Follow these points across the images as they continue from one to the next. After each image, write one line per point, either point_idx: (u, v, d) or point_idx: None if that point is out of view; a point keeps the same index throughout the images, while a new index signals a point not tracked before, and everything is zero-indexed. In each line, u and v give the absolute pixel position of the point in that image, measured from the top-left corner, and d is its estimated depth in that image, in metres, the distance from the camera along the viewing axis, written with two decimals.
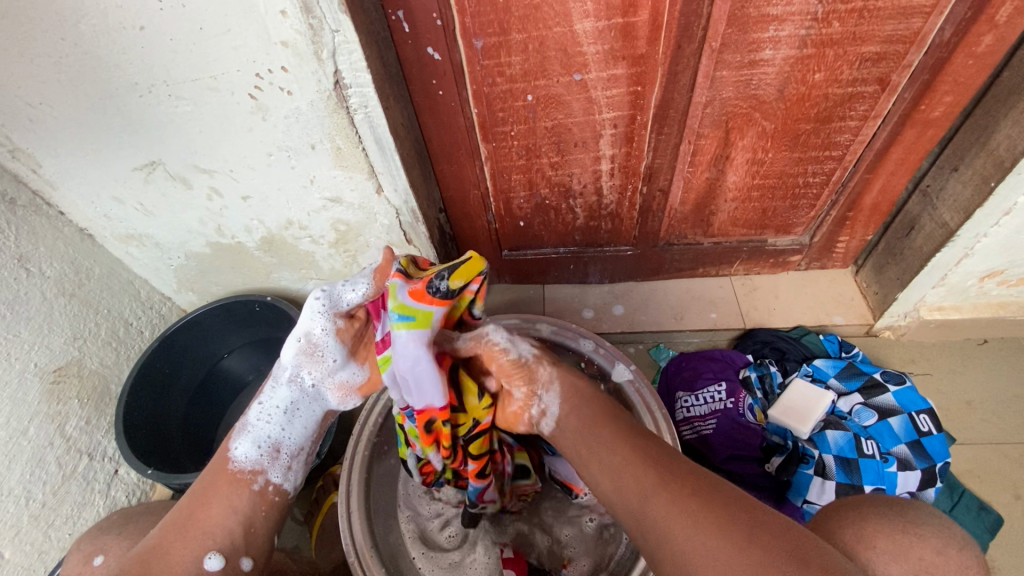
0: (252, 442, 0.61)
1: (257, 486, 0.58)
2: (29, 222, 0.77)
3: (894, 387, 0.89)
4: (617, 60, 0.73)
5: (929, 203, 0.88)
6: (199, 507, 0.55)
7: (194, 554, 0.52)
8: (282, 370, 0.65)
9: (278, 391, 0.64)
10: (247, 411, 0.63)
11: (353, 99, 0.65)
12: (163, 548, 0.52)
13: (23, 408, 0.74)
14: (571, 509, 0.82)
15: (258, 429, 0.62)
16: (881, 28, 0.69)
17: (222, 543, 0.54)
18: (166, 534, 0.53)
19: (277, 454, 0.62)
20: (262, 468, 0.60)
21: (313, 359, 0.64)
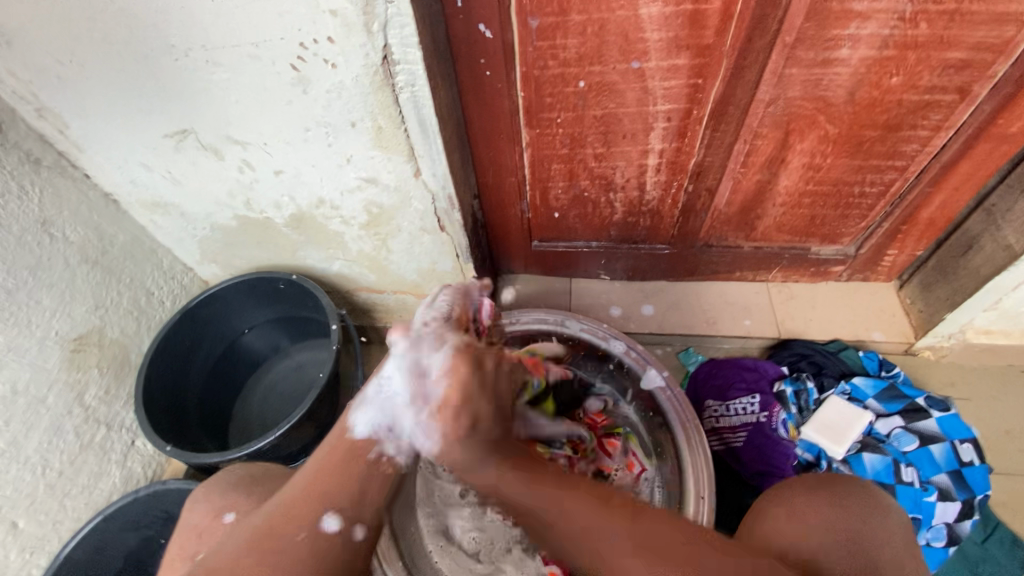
0: (373, 409, 0.52)
1: (373, 456, 0.50)
2: (54, 183, 0.74)
3: (938, 413, 0.85)
4: (679, 49, 0.68)
5: (993, 222, 0.83)
6: (330, 467, 0.49)
7: (312, 513, 0.46)
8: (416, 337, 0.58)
9: (392, 362, 0.54)
10: (366, 385, 0.56)
11: (400, 76, 0.61)
12: (286, 509, 0.47)
13: (43, 376, 0.73)
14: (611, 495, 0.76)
15: (376, 402, 0.53)
16: (972, 33, 0.64)
17: (342, 505, 0.47)
18: (298, 491, 0.48)
19: (395, 424, 0.51)
20: (379, 439, 0.50)
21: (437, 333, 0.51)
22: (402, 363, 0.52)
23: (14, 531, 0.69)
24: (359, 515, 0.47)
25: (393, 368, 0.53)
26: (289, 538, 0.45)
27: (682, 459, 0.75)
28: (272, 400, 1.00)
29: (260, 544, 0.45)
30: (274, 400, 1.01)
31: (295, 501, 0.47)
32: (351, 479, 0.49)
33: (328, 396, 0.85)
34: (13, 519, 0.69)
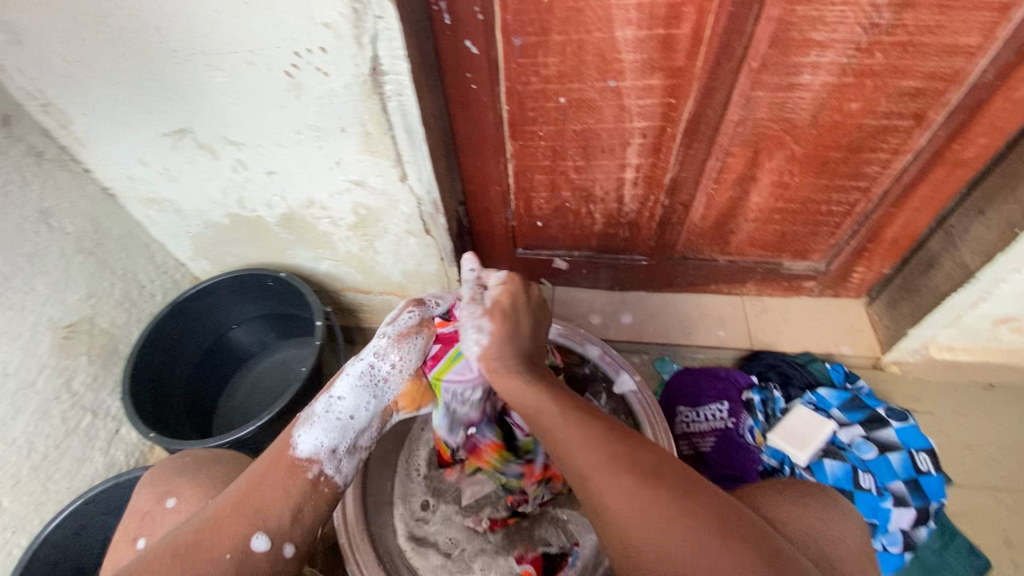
0: (313, 429, 0.62)
1: (311, 475, 0.60)
2: (55, 176, 0.77)
3: (896, 423, 0.88)
4: (653, 70, 0.73)
5: (951, 242, 0.87)
6: (263, 484, 0.57)
7: (242, 536, 0.53)
8: (359, 360, 0.67)
9: (345, 382, 0.66)
10: (315, 399, 0.65)
11: (388, 86, 0.65)
12: (216, 522, 0.53)
13: (33, 360, 0.75)
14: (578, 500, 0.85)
15: (322, 421, 0.63)
16: (923, 64, 0.68)
17: (273, 526, 0.55)
18: (227, 505, 0.55)
19: (336, 447, 0.63)
20: (319, 459, 0.61)
21: (391, 350, 0.67)
22: (356, 384, 0.66)
23: None
24: (286, 535, 0.55)
25: (349, 391, 0.65)
26: (213, 557, 0.51)
27: None
28: (256, 395, 1.03)
29: (186, 556, 0.51)
30: (257, 394, 1.03)
31: (225, 515, 0.54)
32: (286, 502, 0.57)
33: (310, 390, 0.87)
34: None
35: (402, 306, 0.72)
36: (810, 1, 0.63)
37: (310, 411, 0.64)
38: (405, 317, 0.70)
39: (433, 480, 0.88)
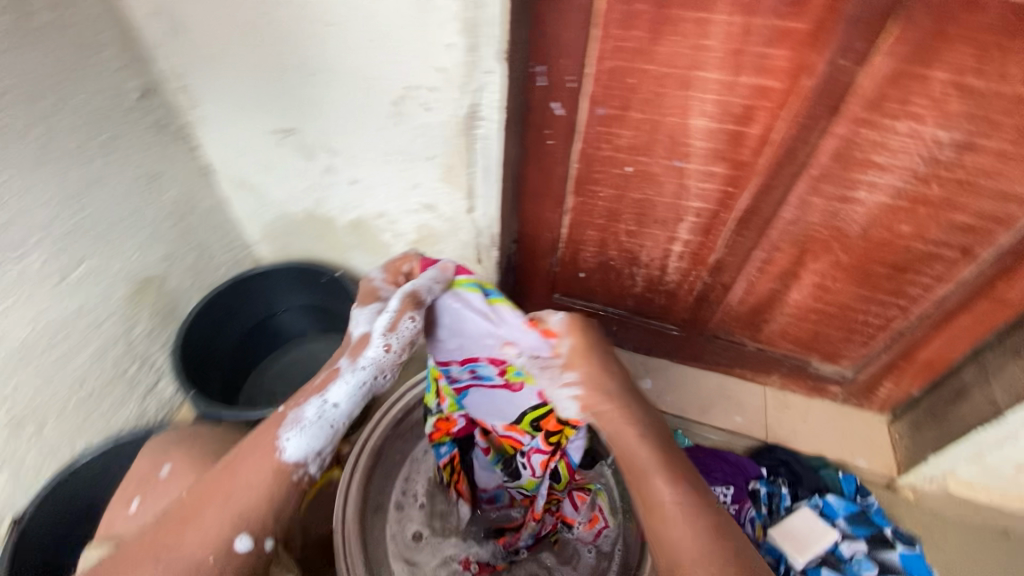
0: (306, 437, 0.63)
1: (295, 478, 0.63)
2: (169, 148, 0.87)
3: (902, 547, 0.87)
4: (719, 159, 0.78)
5: (984, 377, 0.87)
6: (233, 483, 0.60)
7: (228, 530, 0.58)
8: (356, 366, 0.66)
9: (342, 387, 0.66)
10: (307, 401, 0.65)
11: (478, 129, 0.73)
12: (194, 514, 0.59)
13: (108, 304, 0.83)
14: (569, 550, 0.88)
15: (314, 428, 0.64)
16: (978, 203, 0.72)
17: (252, 525, 0.59)
18: (202, 494, 0.60)
19: (325, 449, 0.65)
20: (305, 463, 0.63)
21: (392, 363, 0.66)
22: (353, 390, 0.66)
23: (39, 432, 0.77)
24: (264, 533, 0.60)
25: (345, 398, 0.66)
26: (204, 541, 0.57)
27: None
28: (284, 381, 1.08)
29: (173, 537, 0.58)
30: (286, 381, 1.09)
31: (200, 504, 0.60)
32: (264, 503, 0.60)
33: None
34: (41, 422, 0.77)
35: (400, 305, 0.65)
36: (876, 128, 0.68)
37: (303, 408, 0.65)
38: (406, 327, 0.64)
39: (428, 507, 0.91)
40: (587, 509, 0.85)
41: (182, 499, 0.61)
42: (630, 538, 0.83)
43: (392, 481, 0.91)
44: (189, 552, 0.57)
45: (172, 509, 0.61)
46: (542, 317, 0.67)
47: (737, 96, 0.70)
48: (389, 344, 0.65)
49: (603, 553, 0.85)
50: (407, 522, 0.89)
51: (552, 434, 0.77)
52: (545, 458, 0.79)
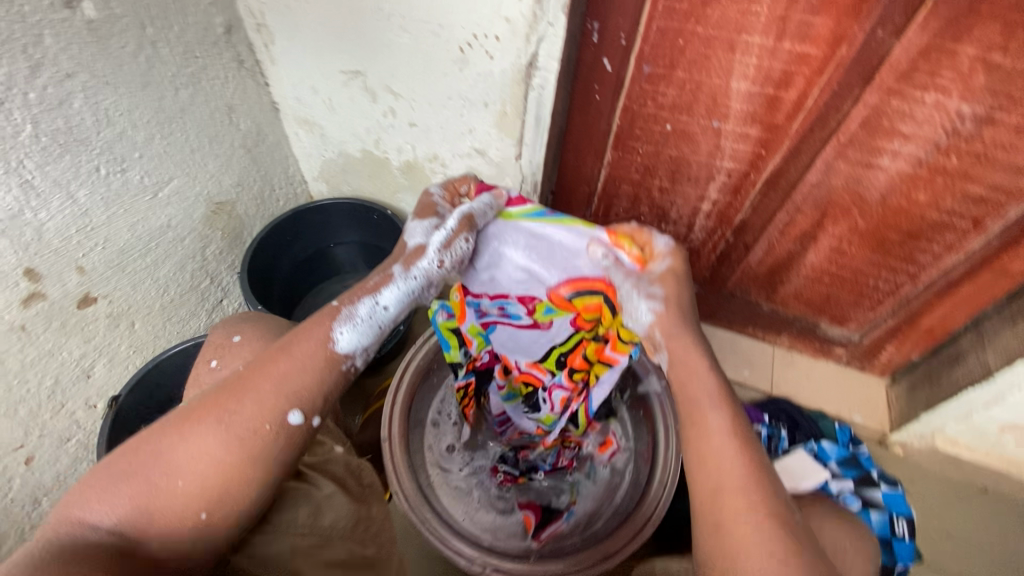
0: (360, 331, 0.64)
1: (343, 367, 0.63)
2: (245, 82, 0.94)
3: (885, 487, 0.96)
4: (754, 121, 0.84)
5: (980, 343, 0.94)
6: (288, 367, 0.59)
7: (280, 406, 0.57)
8: (409, 275, 0.68)
9: (393, 292, 0.67)
10: (358, 300, 0.66)
11: (535, 79, 0.79)
12: (244, 383, 0.57)
13: (188, 222, 0.92)
14: (586, 465, 0.99)
15: (364, 326, 0.65)
16: (992, 175, 0.77)
17: (305, 404, 0.59)
18: (251, 372, 0.58)
19: (372, 347, 0.66)
20: (353, 356, 0.64)
21: (441, 277, 0.69)
22: (403, 295, 0.68)
23: (130, 329, 0.88)
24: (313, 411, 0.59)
25: (395, 302, 0.67)
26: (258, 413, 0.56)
27: (657, 457, 0.89)
28: None
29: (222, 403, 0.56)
30: None
31: (249, 376, 0.58)
32: (315, 385, 0.60)
33: None
34: (132, 320, 0.87)
35: (457, 226, 0.69)
36: (904, 98, 0.74)
37: (354, 307, 0.66)
38: (461, 247, 0.69)
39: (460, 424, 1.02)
40: (598, 434, 0.99)
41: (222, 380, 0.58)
42: (638, 461, 0.93)
43: (430, 400, 1.00)
44: (241, 426, 0.55)
45: (212, 389, 0.58)
46: (646, 241, 0.72)
47: (777, 61, 0.76)
48: (441, 258, 0.68)
49: (616, 470, 0.96)
50: (442, 436, 1.00)
51: (575, 371, 0.88)
52: (565, 397, 0.91)
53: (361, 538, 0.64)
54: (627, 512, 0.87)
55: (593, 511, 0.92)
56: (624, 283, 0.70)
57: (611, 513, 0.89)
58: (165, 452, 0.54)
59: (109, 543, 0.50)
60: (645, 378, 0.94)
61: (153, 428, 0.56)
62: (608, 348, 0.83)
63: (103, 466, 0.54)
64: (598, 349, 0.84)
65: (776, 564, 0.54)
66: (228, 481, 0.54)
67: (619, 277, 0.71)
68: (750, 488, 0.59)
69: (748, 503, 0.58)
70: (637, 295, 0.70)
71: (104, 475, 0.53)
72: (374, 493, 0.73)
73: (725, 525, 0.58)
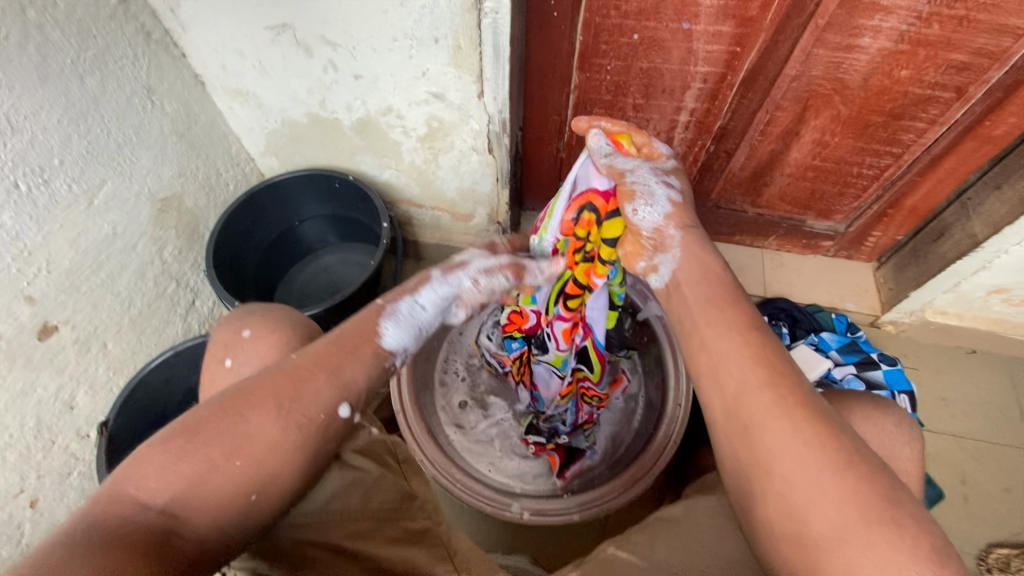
0: (400, 326, 0.62)
1: (389, 364, 0.60)
2: (158, 57, 0.83)
3: (886, 366, 0.99)
4: (726, 17, 0.78)
5: (965, 214, 0.95)
6: (346, 357, 0.56)
7: (334, 394, 0.53)
8: (447, 286, 0.67)
9: (431, 295, 0.66)
10: (400, 299, 0.64)
11: (486, 4, 0.71)
12: (309, 371, 0.53)
13: (136, 225, 0.84)
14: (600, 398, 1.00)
15: (405, 323, 0.63)
16: (975, 39, 0.74)
17: (352, 396, 0.55)
18: (314, 362, 0.54)
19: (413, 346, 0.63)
20: (397, 353, 0.61)
21: (472, 298, 0.68)
22: (440, 301, 0.67)
23: (104, 350, 0.82)
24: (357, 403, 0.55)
25: (432, 306, 0.66)
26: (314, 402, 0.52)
27: (668, 378, 0.90)
28: (314, 289, 1.14)
29: (289, 391, 0.51)
30: (314, 291, 1.14)
31: (311, 365, 0.54)
32: (361, 374, 0.56)
33: (371, 285, 0.97)
34: (104, 341, 0.82)
35: (505, 259, 0.70)
36: None
37: (394, 305, 0.64)
38: (500, 283, 0.69)
39: (468, 380, 1.01)
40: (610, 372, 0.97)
41: (286, 363, 0.54)
42: (650, 385, 0.96)
43: (435, 362, 1.00)
44: (302, 412, 0.51)
45: (274, 371, 0.53)
46: (643, 143, 0.69)
47: None
48: (477, 281, 0.68)
49: (630, 396, 0.99)
50: (453, 394, 0.99)
51: (570, 300, 0.76)
52: (567, 326, 0.78)
53: (415, 511, 0.64)
54: (648, 435, 0.89)
55: (613, 439, 0.95)
56: (635, 170, 0.67)
57: (632, 438, 0.93)
58: (229, 433, 0.48)
59: (154, 527, 0.44)
60: (644, 304, 0.93)
61: (204, 407, 0.51)
62: (593, 274, 0.73)
63: (160, 443, 0.48)
64: (586, 271, 0.73)
65: (816, 454, 0.48)
66: (290, 464, 0.50)
67: (628, 169, 0.67)
68: (775, 382, 0.53)
69: (776, 399, 0.52)
70: (652, 180, 0.67)
71: (162, 455, 0.47)
72: (410, 468, 0.72)
73: (755, 424, 0.52)
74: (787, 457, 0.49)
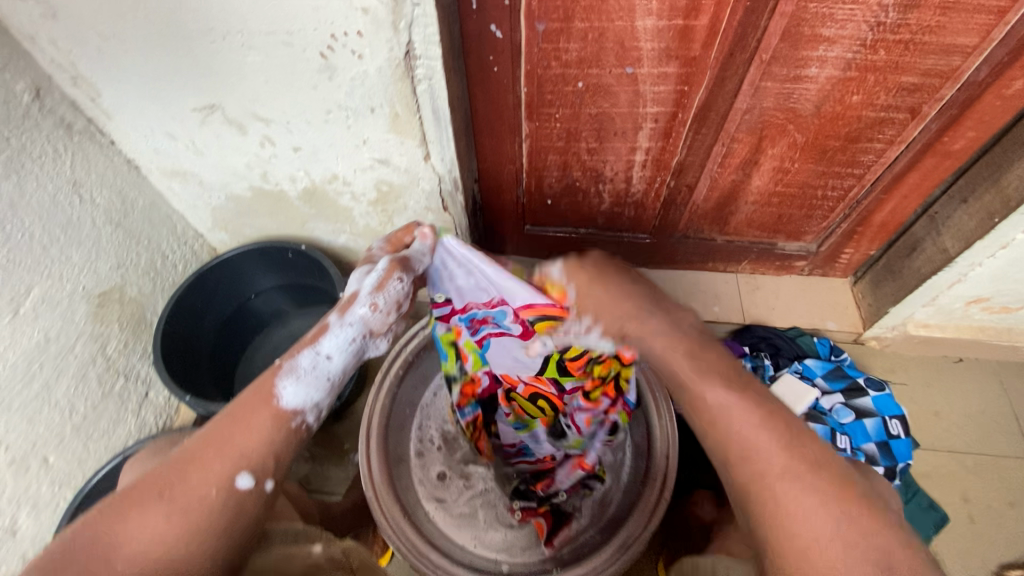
0: (303, 382, 0.62)
1: (294, 424, 0.62)
2: (84, 149, 0.79)
3: (873, 392, 0.97)
4: (669, 59, 0.76)
5: (934, 228, 0.93)
6: (237, 428, 0.58)
7: (229, 471, 0.56)
8: (347, 322, 0.64)
9: (333, 341, 0.64)
10: (299, 352, 0.64)
11: (419, 70, 0.68)
12: (195, 458, 0.56)
13: (71, 326, 0.79)
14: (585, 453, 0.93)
15: (308, 377, 0.63)
16: (922, 61, 0.73)
17: (254, 466, 0.57)
18: (200, 444, 0.57)
19: (322, 399, 0.64)
20: (303, 410, 0.62)
21: (380, 325, 0.65)
22: (345, 344, 0.64)
23: (45, 466, 0.76)
24: (265, 474, 0.58)
25: (337, 351, 0.65)
26: (203, 488, 0.54)
27: (651, 424, 0.86)
28: (274, 363, 1.07)
29: (172, 484, 0.54)
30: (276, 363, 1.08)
31: (199, 451, 0.57)
32: (265, 447, 0.59)
33: None
34: (45, 456, 0.76)
35: (387, 267, 0.65)
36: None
37: (294, 360, 0.64)
38: (394, 288, 0.64)
39: (444, 447, 0.94)
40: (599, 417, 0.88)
41: (179, 450, 0.58)
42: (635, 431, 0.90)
43: (408, 432, 0.93)
44: (186, 500, 0.54)
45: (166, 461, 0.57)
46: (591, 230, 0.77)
47: None
48: (376, 306, 0.64)
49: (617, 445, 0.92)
50: (430, 465, 0.92)
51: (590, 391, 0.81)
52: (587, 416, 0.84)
53: None
54: (638, 489, 0.84)
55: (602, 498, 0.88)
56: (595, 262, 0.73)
57: (620, 494, 0.87)
58: (107, 535, 0.51)
59: None
60: None
61: (89, 515, 0.53)
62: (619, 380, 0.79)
63: (47, 555, 0.51)
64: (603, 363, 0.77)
65: (818, 502, 0.51)
66: (175, 553, 0.52)
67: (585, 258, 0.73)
68: (770, 424, 0.54)
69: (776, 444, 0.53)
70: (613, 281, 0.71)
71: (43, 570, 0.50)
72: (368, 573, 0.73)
73: (761, 475, 0.53)
74: (791, 503, 0.51)
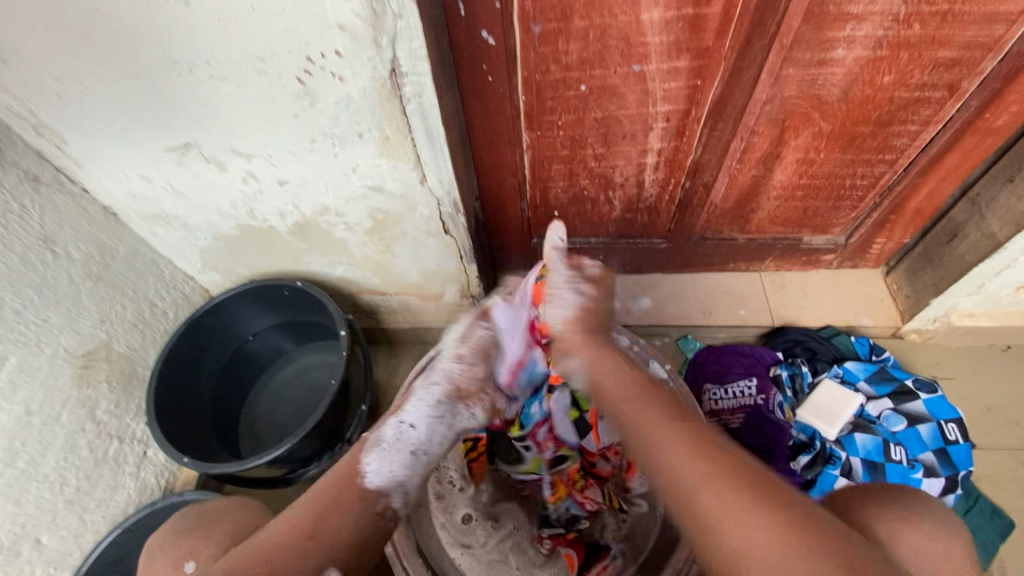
0: (384, 453, 0.63)
1: (378, 507, 0.59)
2: (54, 201, 0.73)
3: (925, 395, 0.91)
4: (680, 52, 0.69)
5: (977, 212, 0.86)
6: (331, 511, 0.56)
7: (318, 562, 0.52)
8: (442, 372, 0.75)
9: (418, 409, 0.70)
10: (383, 425, 0.67)
11: (407, 88, 0.62)
12: (289, 546, 0.52)
13: (54, 394, 0.73)
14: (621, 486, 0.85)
15: (388, 453, 0.64)
16: (962, 33, 0.66)
17: (342, 557, 0.54)
18: (289, 531, 0.53)
19: (403, 478, 0.63)
20: (387, 490, 0.61)
21: (465, 377, 0.74)
22: (427, 410, 0.70)
23: (37, 547, 0.70)
24: (353, 564, 0.55)
25: (421, 419, 0.69)
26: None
27: None
28: (278, 408, 1.01)
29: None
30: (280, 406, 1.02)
31: (289, 539, 0.52)
32: (351, 531, 0.56)
33: (340, 401, 0.86)
34: (36, 537, 0.70)
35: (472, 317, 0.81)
36: None
37: (376, 437, 0.65)
38: (481, 333, 0.78)
39: (468, 487, 0.84)
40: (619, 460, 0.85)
41: (261, 535, 0.53)
42: None
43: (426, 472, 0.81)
44: None
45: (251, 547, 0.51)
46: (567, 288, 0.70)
47: None
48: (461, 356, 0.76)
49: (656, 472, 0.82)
50: (454, 508, 0.81)
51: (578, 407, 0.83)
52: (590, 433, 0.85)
53: None
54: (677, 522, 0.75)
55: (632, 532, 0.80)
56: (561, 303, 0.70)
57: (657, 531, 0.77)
58: None
59: None
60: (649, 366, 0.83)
61: None
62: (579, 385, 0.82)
63: None
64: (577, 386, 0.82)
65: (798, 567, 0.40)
66: None
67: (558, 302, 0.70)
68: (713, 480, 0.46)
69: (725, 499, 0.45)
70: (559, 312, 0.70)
71: None
72: None
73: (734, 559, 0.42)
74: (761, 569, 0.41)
